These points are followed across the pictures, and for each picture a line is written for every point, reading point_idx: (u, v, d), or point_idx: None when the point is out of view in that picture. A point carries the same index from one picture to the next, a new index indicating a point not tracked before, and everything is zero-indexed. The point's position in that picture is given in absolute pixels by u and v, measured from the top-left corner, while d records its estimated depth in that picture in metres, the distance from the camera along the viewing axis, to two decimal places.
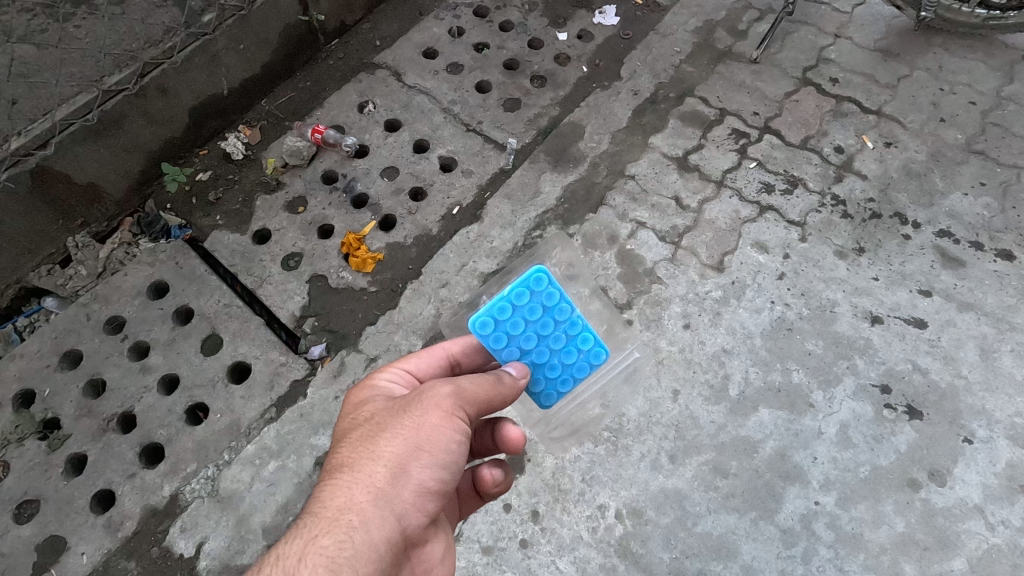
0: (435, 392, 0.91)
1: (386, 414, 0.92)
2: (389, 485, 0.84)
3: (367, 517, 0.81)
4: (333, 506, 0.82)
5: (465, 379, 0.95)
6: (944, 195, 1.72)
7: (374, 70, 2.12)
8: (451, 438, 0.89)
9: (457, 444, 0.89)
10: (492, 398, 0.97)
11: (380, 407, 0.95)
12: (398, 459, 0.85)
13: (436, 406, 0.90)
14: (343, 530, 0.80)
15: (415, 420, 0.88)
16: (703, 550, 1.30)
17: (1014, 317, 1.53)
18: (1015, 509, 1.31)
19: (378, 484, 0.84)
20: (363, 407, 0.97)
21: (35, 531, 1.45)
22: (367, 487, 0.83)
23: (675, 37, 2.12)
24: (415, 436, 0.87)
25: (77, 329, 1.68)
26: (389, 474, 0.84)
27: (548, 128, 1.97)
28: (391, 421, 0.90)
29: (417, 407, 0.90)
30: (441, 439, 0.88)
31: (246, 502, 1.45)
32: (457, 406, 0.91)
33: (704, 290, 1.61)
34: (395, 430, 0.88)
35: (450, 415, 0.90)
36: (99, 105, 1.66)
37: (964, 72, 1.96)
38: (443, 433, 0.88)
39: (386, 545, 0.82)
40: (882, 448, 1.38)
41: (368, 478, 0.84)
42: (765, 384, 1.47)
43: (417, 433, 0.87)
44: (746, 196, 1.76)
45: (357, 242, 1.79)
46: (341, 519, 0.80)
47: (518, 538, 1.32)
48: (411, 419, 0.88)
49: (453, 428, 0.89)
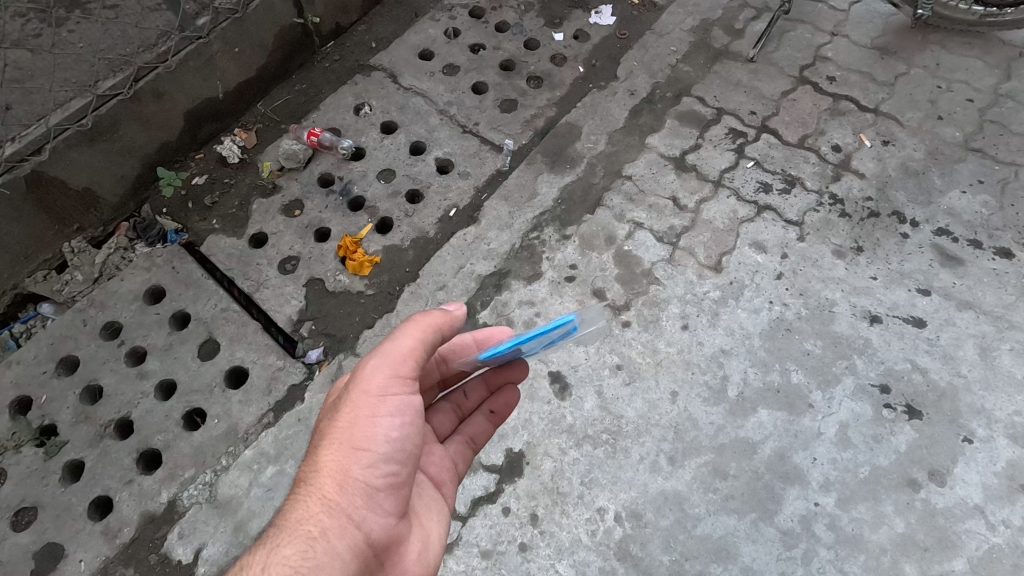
0: (364, 382, 0.92)
1: (329, 417, 0.94)
2: (337, 489, 0.86)
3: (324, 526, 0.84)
4: (291, 520, 0.85)
5: (391, 363, 0.95)
6: (942, 193, 1.72)
7: (370, 72, 2.12)
8: (388, 426, 0.89)
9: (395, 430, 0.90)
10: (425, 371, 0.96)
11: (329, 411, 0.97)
12: (339, 462, 0.87)
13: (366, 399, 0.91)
14: (301, 540, 0.83)
15: (348, 418, 0.90)
16: (703, 552, 1.30)
17: (1013, 316, 1.52)
18: (1015, 509, 1.31)
19: (328, 491, 0.86)
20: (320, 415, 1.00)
21: (32, 538, 1.44)
22: (318, 496, 0.86)
23: (671, 36, 2.11)
24: (349, 434, 0.88)
25: (74, 335, 1.68)
26: (334, 479, 0.87)
27: (545, 129, 1.96)
28: (330, 424, 0.91)
29: (348, 404, 0.91)
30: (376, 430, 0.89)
31: (244, 508, 1.44)
32: (387, 391, 0.92)
33: (702, 291, 1.60)
34: (333, 433, 0.90)
35: (380, 404, 0.90)
36: (93, 110, 1.65)
37: (961, 69, 1.96)
38: (378, 424, 0.89)
39: (348, 547, 0.84)
40: (882, 448, 1.38)
41: (319, 488, 0.87)
42: (763, 384, 1.47)
43: (350, 430, 0.88)
44: (743, 196, 1.76)
45: (353, 245, 1.78)
46: (298, 531, 0.84)
47: (517, 541, 1.32)
48: (342, 419, 0.89)
49: (388, 416, 0.90)
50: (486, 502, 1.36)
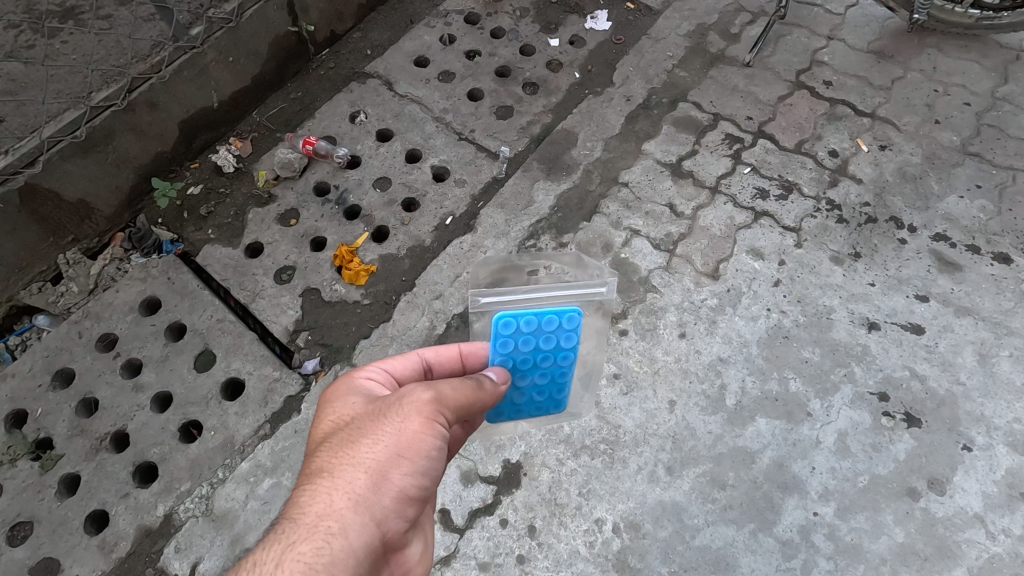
0: (417, 394, 0.90)
1: (367, 419, 0.90)
2: (370, 492, 0.82)
3: (347, 526, 0.79)
4: (312, 514, 0.80)
5: (445, 385, 0.94)
6: (940, 198, 1.71)
7: (365, 79, 2.11)
8: (433, 444, 0.88)
9: (439, 450, 0.89)
10: (473, 403, 0.96)
11: (360, 409, 0.93)
12: (377, 466, 0.84)
13: (417, 411, 0.89)
14: (322, 537, 0.77)
15: (397, 424, 0.87)
16: (702, 563, 1.29)
17: (1012, 322, 1.52)
18: (1016, 518, 1.30)
19: (359, 491, 0.82)
20: (341, 408, 0.96)
21: (28, 553, 1.43)
22: (346, 496, 0.81)
23: (667, 41, 2.11)
24: (396, 442, 0.86)
25: (69, 347, 1.67)
26: (369, 481, 0.83)
27: (541, 135, 1.95)
28: (371, 425, 0.88)
29: (398, 413, 0.88)
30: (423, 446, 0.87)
31: (241, 521, 1.44)
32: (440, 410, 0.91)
33: (700, 298, 1.60)
34: (375, 435, 0.87)
35: (431, 421, 0.89)
36: (86, 122, 1.65)
37: (958, 72, 1.95)
38: (427, 436, 0.88)
39: (366, 554, 0.81)
40: (881, 457, 1.37)
41: (348, 486, 0.82)
42: (761, 393, 1.46)
43: (399, 438, 0.86)
44: (740, 203, 1.75)
45: (349, 255, 1.78)
46: (320, 526, 0.78)
47: (515, 553, 1.31)
48: (391, 425, 0.86)
49: (437, 432, 0.89)
50: (484, 514, 1.35)
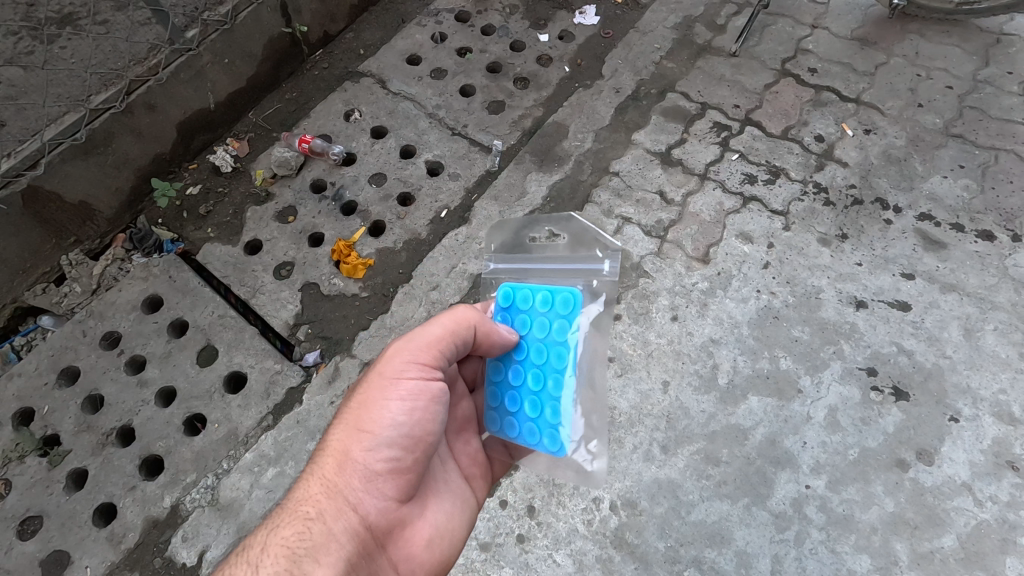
0: (380, 368, 1.05)
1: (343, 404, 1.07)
2: (340, 473, 0.98)
3: (322, 507, 0.95)
4: (298, 499, 0.98)
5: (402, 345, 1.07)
6: (924, 179, 1.75)
7: (359, 78, 2.15)
8: (395, 414, 1.01)
9: (402, 416, 1.01)
10: (437, 348, 1.08)
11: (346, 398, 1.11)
12: (344, 447, 1.00)
13: (376, 387, 1.03)
14: (302, 522, 0.94)
15: (360, 405, 1.03)
16: (698, 537, 1.32)
17: (996, 297, 1.55)
18: (1003, 485, 1.33)
19: (329, 474, 0.99)
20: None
21: (38, 546, 1.46)
22: (321, 478, 0.99)
23: (655, 34, 2.14)
24: (358, 422, 1.01)
25: (74, 346, 1.70)
26: (338, 463, 0.99)
27: (533, 129, 1.99)
28: (344, 410, 1.05)
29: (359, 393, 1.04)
30: (382, 417, 1.00)
31: (247, 509, 1.46)
32: (403, 376, 1.04)
33: (691, 282, 1.63)
34: (345, 420, 1.03)
35: (388, 390, 1.03)
36: (87, 124, 1.69)
37: (940, 57, 1.99)
38: (387, 406, 1.01)
39: (344, 530, 0.95)
40: (870, 430, 1.40)
41: (323, 471, 1.00)
42: (752, 371, 1.49)
43: (361, 417, 1.01)
44: (729, 188, 1.79)
45: (347, 249, 1.81)
46: (300, 511, 0.96)
47: (515, 533, 1.34)
48: (352, 407, 1.03)
49: (398, 401, 1.02)
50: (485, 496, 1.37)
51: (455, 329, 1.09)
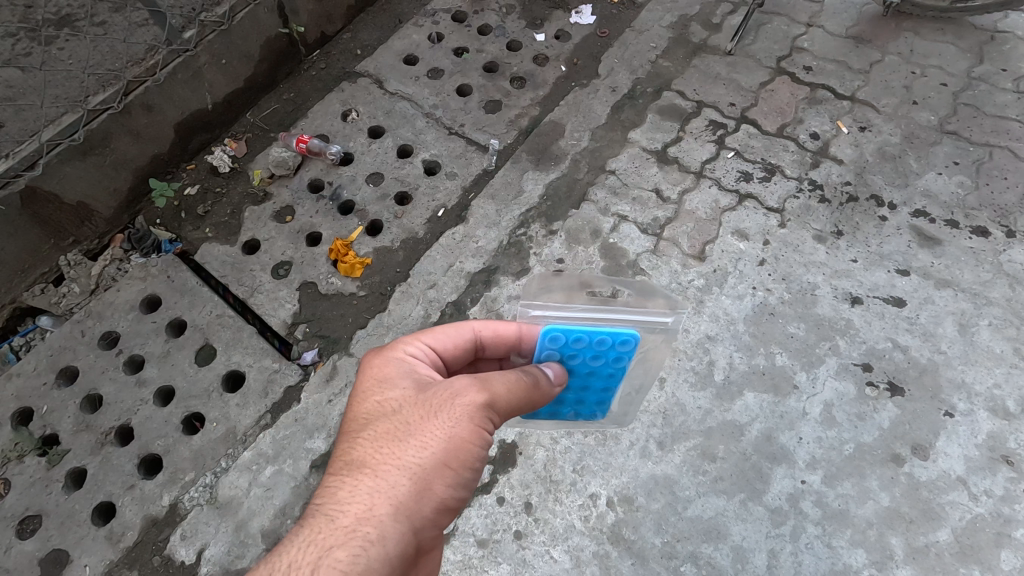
0: (470, 397, 0.89)
1: (415, 413, 0.89)
2: (412, 500, 0.83)
3: (386, 532, 0.80)
4: (352, 513, 0.80)
5: (502, 380, 0.92)
6: (919, 175, 1.75)
7: (356, 79, 2.15)
8: (479, 454, 0.89)
9: (481, 463, 0.90)
10: (525, 402, 0.93)
11: (407, 399, 0.92)
12: (425, 473, 0.84)
13: (466, 417, 0.88)
14: (358, 545, 0.78)
15: (446, 431, 0.87)
16: (694, 533, 1.32)
17: (990, 293, 1.56)
18: (997, 479, 1.34)
19: (401, 497, 0.82)
20: (381, 395, 0.94)
21: (37, 545, 1.47)
22: (389, 497, 0.82)
23: (651, 33, 2.15)
24: (443, 452, 0.86)
25: (73, 346, 1.70)
26: (414, 487, 0.83)
27: (529, 128, 2.00)
28: (421, 425, 0.87)
29: (450, 415, 0.88)
30: (469, 455, 0.87)
31: (245, 507, 1.47)
32: (492, 422, 0.91)
33: (687, 279, 1.64)
34: (424, 440, 0.86)
35: (480, 428, 0.89)
36: (84, 124, 1.69)
37: (935, 55, 2.00)
38: (475, 450, 0.88)
39: (401, 562, 0.81)
40: (865, 425, 1.41)
41: (390, 491, 0.82)
42: (748, 368, 1.50)
43: (447, 447, 0.86)
44: (724, 185, 1.80)
45: (344, 249, 1.81)
46: (359, 531, 0.79)
47: (512, 529, 1.34)
48: (441, 430, 0.86)
49: (482, 448, 0.89)
50: (482, 493, 1.38)
51: (543, 385, 0.95)
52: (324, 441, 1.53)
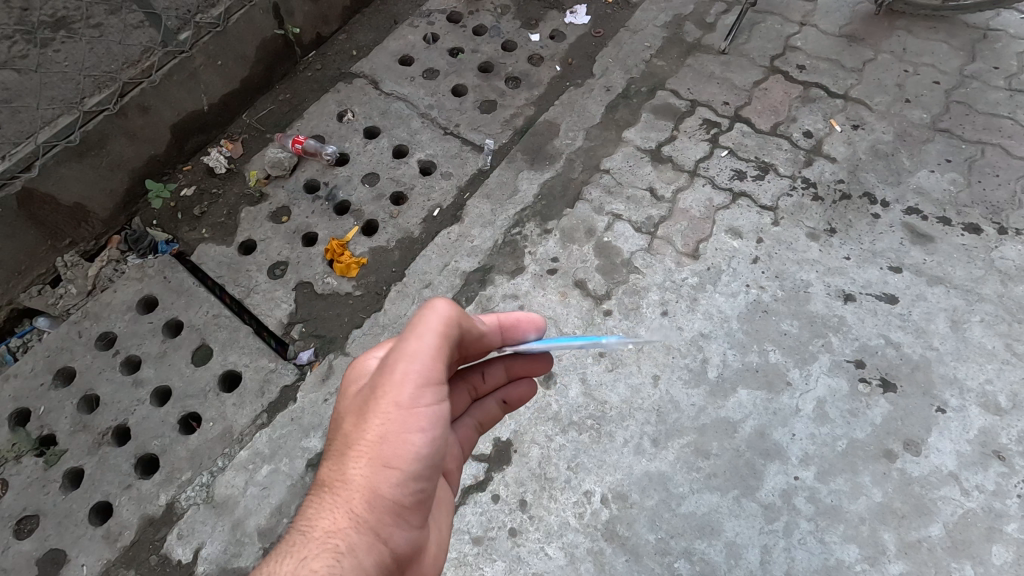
0: (393, 389, 0.84)
1: (351, 421, 0.87)
2: (367, 508, 0.82)
3: (352, 542, 0.80)
4: (320, 528, 0.82)
5: (416, 360, 0.85)
6: (912, 173, 1.76)
7: (352, 79, 2.16)
8: (419, 442, 0.84)
9: (427, 446, 0.85)
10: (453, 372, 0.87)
11: (349, 407, 0.90)
12: (367, 479, 0.82)
13: (394, 412, 0.83)
14: (330, 557, 0.79)
15: (377, 431, 0.83)
16: (688, 529, 1.33)
17: (982, 289, 1.57)
18: (989, 474, 1.34)
19: (355, 507, 0.82)
20: (336, 409, 0.94)
21: (35, 545, 1.47)
22: (347, 510, 0.82)
23: (645, 32, 2.16)
24: (380, 454, 0.83)
25: (70, 346, 1.71)
26: (363, 495, 0.82)
27: (524, 128, 2.00)
28: (356, 432, 0.85)
29: (376, 415, 0.84)
30: (405, 448, 0.83)
31: (241, 506, 1.48)
32: (420, 403, 0.85)
33: (681, 277, 1.65)
34: (362, 448, 0.83)
35: (410, 416, 0.84)
36: (81, 125, 1.71)
37: (927, 53, 2.01)
38: (410, 440, 0.83)
39: (379, 566, 0.82)
40: (858, 422, 1.41)
41: (347, 501, 0.82)
42: (742, 365, 1.51)
43: (380, 447, 0.83)
44: (718, 184, 1.80)
45: (340, 249, 1.82)
46: (328, 544, 0.80)
47: (507, 527, 1.35)
48: (371, 434, 0.83)
49: (420, 433, 0.84)
50: (476, 491, 1.39)
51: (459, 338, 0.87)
52: (320, 439, 1.54)
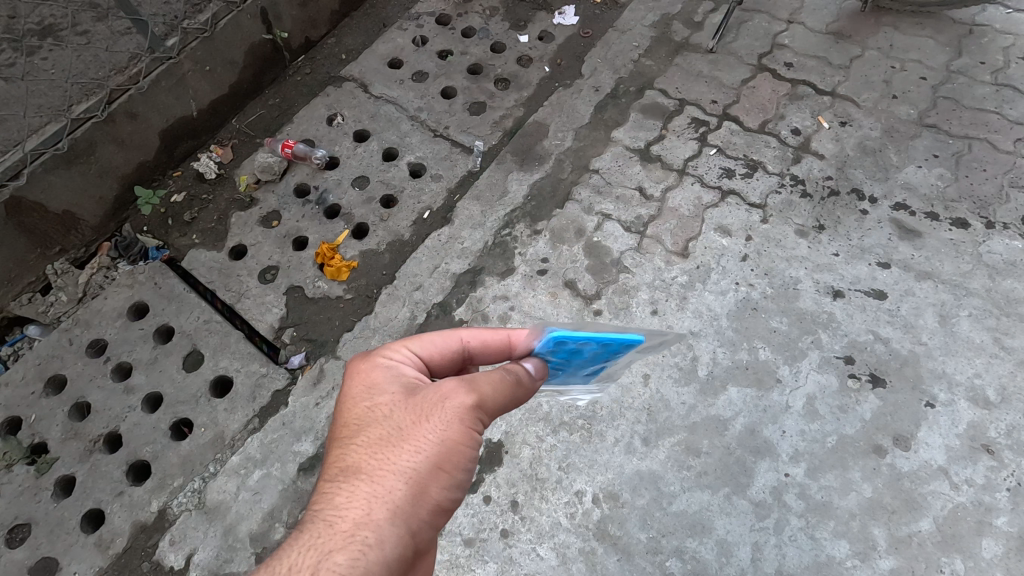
0: (459, 401, 0.89)
1: (405, 418, 0.89)
2: (408, 504, 0.82)
3: (383, 536, 0.79)
4: (350, 518, 0.80)
5: (485, 382, 0.92)
6: (899, 169, 1.77)
7: (341, 83, 2.16)
8: (469, 455, 0.89)
9: (474, 463, 0.90)
10: (513, 399, 0.94)
11: (398, 404, 0.91)
12: (419, 476, 0.84)
13: (457, 419, 0.89)
14: (358, 548, 0.77)
15: (439, 433, 0.87)
16: (679, 527, 1.33)
17: (969, 284, 1.57)
18: (978, 468, 1.35)
19: (397, 501, 0.82)
20: (371, 402, 0.93)
21: (27, 553, 1.47)
22: (387, 502, 0.81)
23: (633, 32, 2.17)
24: (438, 453, 0.86)
25: (60, 354, 1.71)
26: (409, 491, 0.83)
27: (514, 128, 2.01)
28: (413, 429, 0.87)
29: (440, 417, 0.88)
30: (459, 457, 0.88)
31: (233, 512, 1.47)
32: (479, 421, 0.91)
33: (670, 276, 1.65)
34: (417, 443, 0.86)
35: (470, 428, 0.89)
36: (68, 133, 1.70)
37: (914, 48, 2.01)
38: (464, 451, 0.88)
39: (401, 566, 0.80)
40: (848, 417, 1.42)
41: (387, 494, 0.82)
42: (732, 363, 1.51)
43: (440, 450, 0.86)
44: (707, 182, 1.81)
45: (331, 252, 1.82)
46: (357, 535, 0.78)
47: (499, 528, 1.35)
48: (434, 434, 0.86)
49: (473, 448, 0.89)
50: (468, 492, 1.39)
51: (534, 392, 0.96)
52: (312, 444, 1.54)
